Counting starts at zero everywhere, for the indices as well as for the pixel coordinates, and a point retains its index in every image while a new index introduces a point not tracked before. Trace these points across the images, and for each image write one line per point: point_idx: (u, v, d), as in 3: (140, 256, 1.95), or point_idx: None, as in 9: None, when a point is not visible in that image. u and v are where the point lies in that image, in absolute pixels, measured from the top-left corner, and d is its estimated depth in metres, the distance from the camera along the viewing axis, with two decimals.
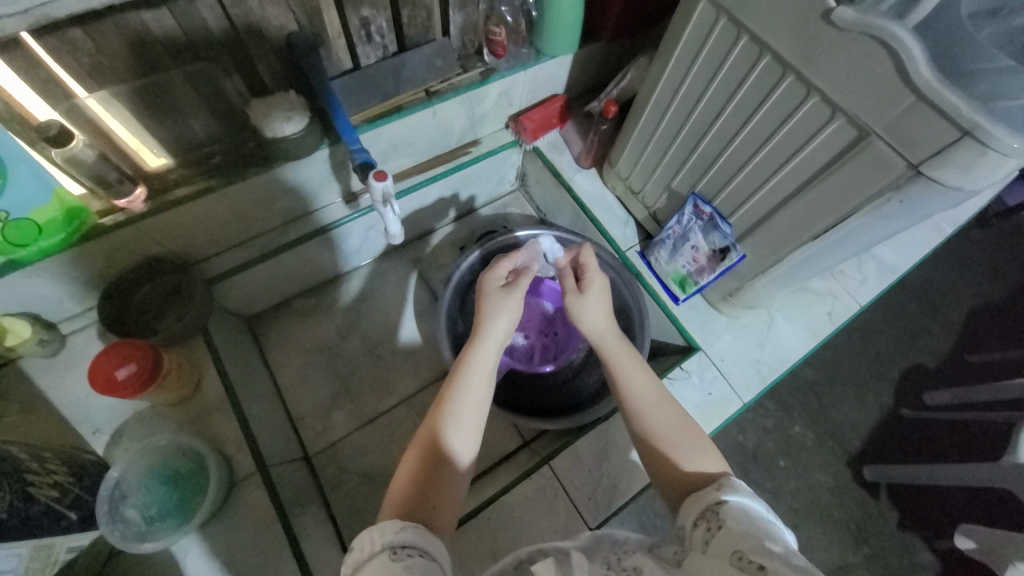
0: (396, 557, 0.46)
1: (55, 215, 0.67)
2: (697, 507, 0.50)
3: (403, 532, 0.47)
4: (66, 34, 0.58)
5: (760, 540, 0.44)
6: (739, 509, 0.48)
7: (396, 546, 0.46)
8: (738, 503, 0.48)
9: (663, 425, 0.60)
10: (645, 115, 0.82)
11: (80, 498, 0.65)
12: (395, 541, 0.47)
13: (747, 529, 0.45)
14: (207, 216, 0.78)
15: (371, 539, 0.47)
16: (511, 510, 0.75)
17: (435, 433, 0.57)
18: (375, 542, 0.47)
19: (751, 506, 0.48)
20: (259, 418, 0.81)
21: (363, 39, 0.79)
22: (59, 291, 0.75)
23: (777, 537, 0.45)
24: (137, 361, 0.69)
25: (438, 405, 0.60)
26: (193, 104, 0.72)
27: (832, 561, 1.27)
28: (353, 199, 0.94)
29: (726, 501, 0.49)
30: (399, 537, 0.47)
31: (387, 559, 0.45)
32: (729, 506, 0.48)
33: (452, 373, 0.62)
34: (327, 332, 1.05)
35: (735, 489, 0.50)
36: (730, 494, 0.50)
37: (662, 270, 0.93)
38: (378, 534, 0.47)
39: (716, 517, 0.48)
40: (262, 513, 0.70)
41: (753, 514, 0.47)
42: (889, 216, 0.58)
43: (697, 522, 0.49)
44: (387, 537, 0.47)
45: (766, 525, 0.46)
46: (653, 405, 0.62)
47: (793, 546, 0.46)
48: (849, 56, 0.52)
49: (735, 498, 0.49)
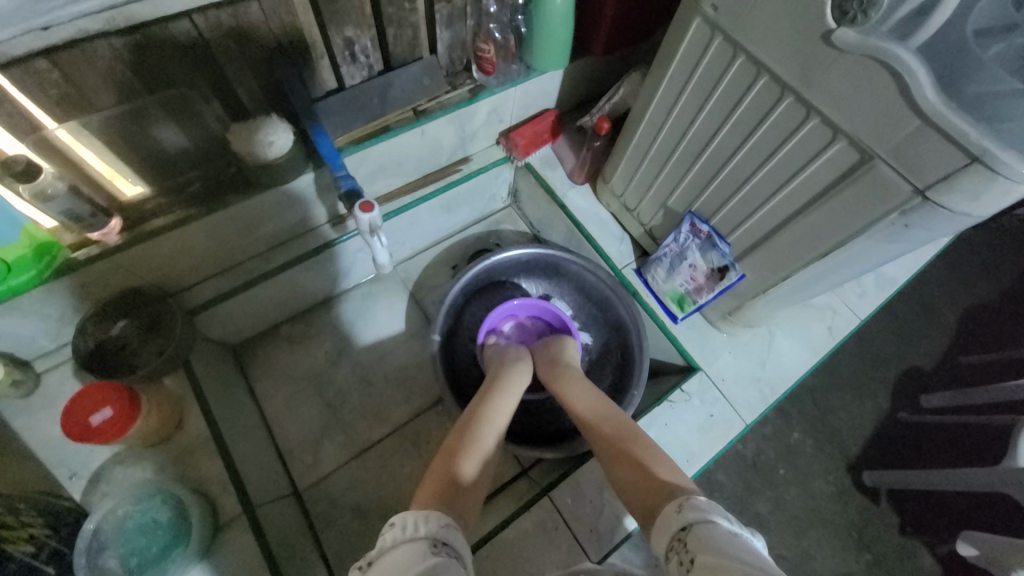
0: (435, 550, 0.46)
1: (24, 252, 0.64)
2: (666, 538, 0.48)
3: (446, 529, 0.49)
4: (32, 65, 0.54)
5: (728, 564, 0.41)
6: (707, 532, 0.45)
7: (437, 540, 0.47)
8: (702, 526, 0.46)
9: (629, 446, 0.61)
10: (639, 132, 0.80)
11: (56, 550, 0.62)
12: (437, 534, 0.48)
13: (715, 553, 0.43)
14: (189, 246, 0.76)
15: (415, 523, 0.48)
16: (513, 544, 0.73)
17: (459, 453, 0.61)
18: (418, 529, 0.48)
19: (719, 526, 0.46)
20: (246, 455, 0.77)
21: (347, 59, 0.76)
22: (34, 328, 0.71)
23: (750, 557, 0.42)
24: (114, 405, 0.66)
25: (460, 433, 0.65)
26: (171, 131, 0.69)
27: (835, 571, 1.26)
28: (339, 222, 0.91)
29: (692, 527, 0.47)
30: (440, 532, 0.48)
31: (427, 549, 0.46)
32: (696, 533, 0.46)
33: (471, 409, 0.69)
34: (315, 359, 1.01)
35: (698, 509, 0.48)
36: (693, 516, 0.48)
37: (660, 289, 0.91)
38: (422, 522, 0.48)
39: (685, 546, 0.45)
40: (249, 560, 0.66)
41: (722, 535, 0.45)
42: (893, 239, 0.56)
43: (670, 554, 0.47)
44: (430, 526, 0.48)
45: (734, 543, 0.44)
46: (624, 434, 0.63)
47: (772, 562, 0.42)
48: (850, 77, 0.50)
49: (700, 520, 0.47)
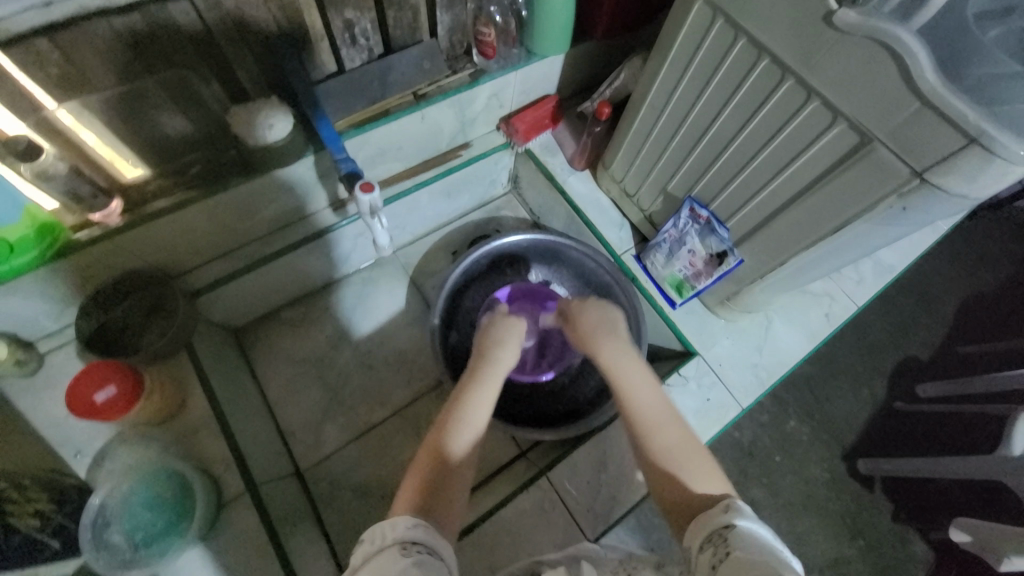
0: (406, 552, 0.44)
1: (27, 231, 0.64)
2: (703, 531, 0.49)
3: (415, 528, 0.47)
4: (32, 45, 0.54)
5: (770, 569, 0.42)
6: (747, 534, 0.46)
7: (407, 541, 0.45)
8: (747, 529, 0.47)
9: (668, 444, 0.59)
10: (640, 116, 0.80)
11: (62, 525, 0.63)
12: (406, 537, 0.46)
13: (756, 556, 0.43)
14: (189, 228, 0.76)
15: (382, 532, 0.46)
16: (512, 523, 0.74)
17: (442, 440, 0.58)
18: (386, 537, 0.46)
19: (761, 533, 0.46)
20: (248, 435, 0.79)
21: (347, 41, 0.76)
22: (35, 308, 0.72)
23: (790, 568, 0.43)
24: (117, 382, 0.67)
25: (444, 416, 0.61)
26: (172, 113, 0.69)
27: (827, 556, 1.28)
28: (339, 207, 0.91)
29: (734, 526, 0.47)
30: (409, 533, 0.46)
31: (396, 554, 0.44)
32: (738, 532, 0.47)
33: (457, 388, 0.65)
34: (316, 342, 1.02)
35: (744, 514, 0.48)
36: (738, 518, 0.48)
37: (659, 274, 0.92)
38: (390, 529, 0.47)
39: (724, 542, 0.46)
40: (253, 536, 0.68)
41: (762, 541, 0.45)
42: (890, 222, 0.57)
43: (704, 545, 0.48)
44: (399, 532, 0.46)
45: (775, 551, 0.44)
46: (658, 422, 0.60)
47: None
48: (851, 58, 0.50)
49: (744, 523, 0.47)
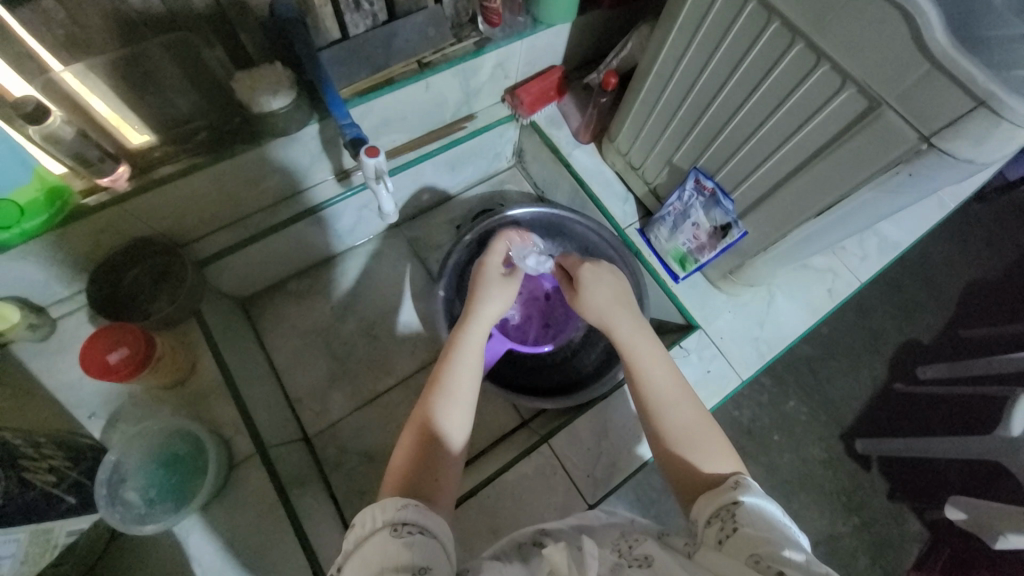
0: (397, 534, 0.45)
1: (37, 195, 0.64)
2: (710, 505, 0.50)
3: (405, 509, 0.46)
4: (38, 3, 0.55)
5: (777, 545, 0.43)
6: (753, 510, 0.47)
7: (397, 523, 0.45)
8: (754, 504, 0.47)
9: (678, 422, 0.59)
10: (647, 86, 0.79)
11: (77, 482, 0.64)
12: (397, 518, 0.46)
13: (764, 531, 0.44)
14: (195, 196, 0.76)
15: (373, 515, 0.47)
16: (514, 487, 0.76)
17: (430, 414, 0.57)
18: (376, 520, 0.46)
19: (767, 508, 0.47)
20: (256, 400, 0.80)
21: (351, 6, 0.75)
22: (47, 274, 0.73)
23: (795, 543, 0.44)
24: (129, 345, 0.69)
25: (430, 389, 0.60)
26: (177, 79, 0.69)
27: (823, 531, 1.30)
28: (344, 177, 0.91)
29: (741, 502, 0.48)
30: (400, 514, 0.46)
31: (388, 536, 0.44)
32: (744, 507, 0.47)
33: (442, 358, 0.63)
34: (321, 314, 1.03)
35: (751, 490, 0.49)
36: (745, 494, 0.49)
37: (662, 248, 0.92)
38: (379, 512, 0.47)
39: (731, 517, 0.47)
40: (262, 496, 0.70)
41: (768, 516, 0.46)
42: (896, 190, 0.56)
43: (711, 519, 0.48)
44: (388, 514, 0.46)
45: (781, 526, 0.45)
46: (667, 400, 0.61)
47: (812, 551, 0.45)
48: (862, 20, 0.50)
49: (751, 499, 0.48)
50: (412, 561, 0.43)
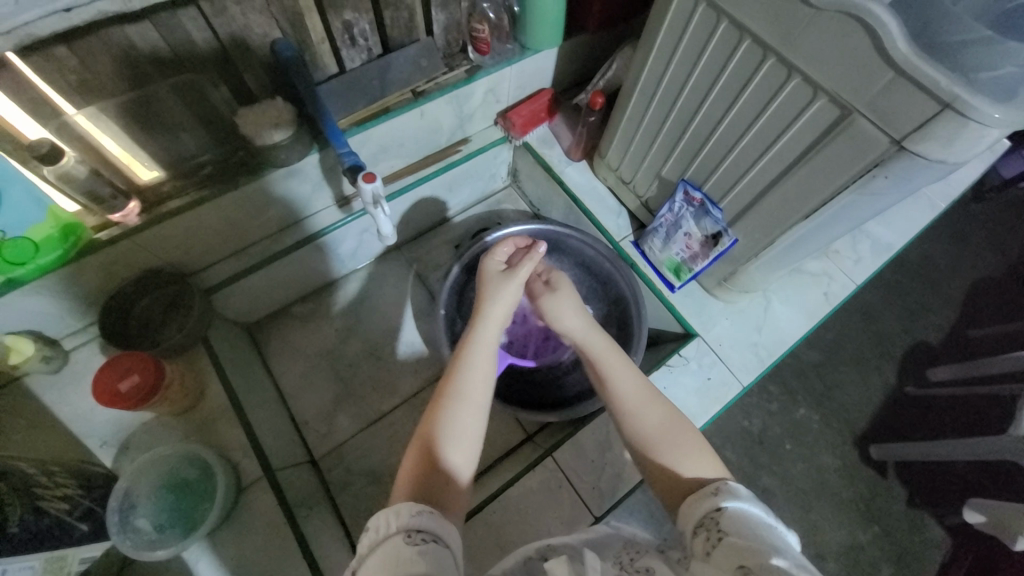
0: (410, 540, 0.45)
1: (52, 231, 0.67)
2: (695, 514, 0.50)
3: (419, 515, 0.47)
4: (52, 53, 0.58)
5: (765, 554, 0.42)
6: (738, 515, 0.47)
7: (411, 529, 0.46)
8: (738, 510, 0.47)
9: (652, 424, 0.60)
10: (632, 104, 0.82)
11: (89, 509, 0.66)
12: (410, 524, 0.46)
13: (750, 540, 0.44)
14: (201, 226, 0.79)
15: (387, 520, 0.47)
16: (519, 502, 0.76)
17: (440, 414, 0.58)
18: (390, 524, 0.47)
19: (751, 513, 0.47)
20: (264, 424, 0.82)
21: (347, 42, 0.79)
22: (59, 309, 0.76)
23: (782, 550, 0.43)
24: (139, 372, 0.71)
25: (440, 389, 0.61)
26: (183, 118, 0.72)
27: (842, 542, 1.27)
28: (344, 203, 0.94)
29: (724, 508, 0.48)
30: (414, 520, 0.47)
31: (401, 543, 0.45)
32: (728, 514, 0.47)
33: (458, 358, 0.64)
34: (325, 336, 1.06)
35: (734, 495, 0.49)
36: (728, 500, 0.49)
37: (657, 259, 0.94)
38: (393, 517, 0.47)
39: (716, 526, 0.47)
40: (270, 518, 0.71)
41: (753, 521, 0.46)
42: (878, 192, 0.58)
43: (696, 530, 0.48)
44: (402, 519, 0.47)
45: (767, 532, 0.45)
46: (642, 404, 0.62)
47: (800, 556, 0.44)
48: (827, 35, 0.52)
49: (734, 505, 0.48)
50: (423, 570, 0.43)
